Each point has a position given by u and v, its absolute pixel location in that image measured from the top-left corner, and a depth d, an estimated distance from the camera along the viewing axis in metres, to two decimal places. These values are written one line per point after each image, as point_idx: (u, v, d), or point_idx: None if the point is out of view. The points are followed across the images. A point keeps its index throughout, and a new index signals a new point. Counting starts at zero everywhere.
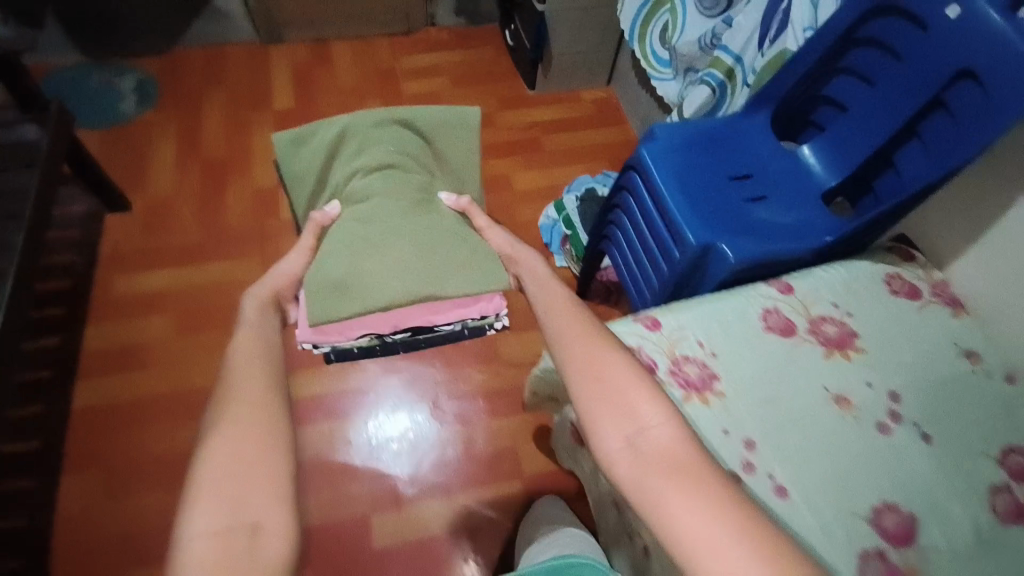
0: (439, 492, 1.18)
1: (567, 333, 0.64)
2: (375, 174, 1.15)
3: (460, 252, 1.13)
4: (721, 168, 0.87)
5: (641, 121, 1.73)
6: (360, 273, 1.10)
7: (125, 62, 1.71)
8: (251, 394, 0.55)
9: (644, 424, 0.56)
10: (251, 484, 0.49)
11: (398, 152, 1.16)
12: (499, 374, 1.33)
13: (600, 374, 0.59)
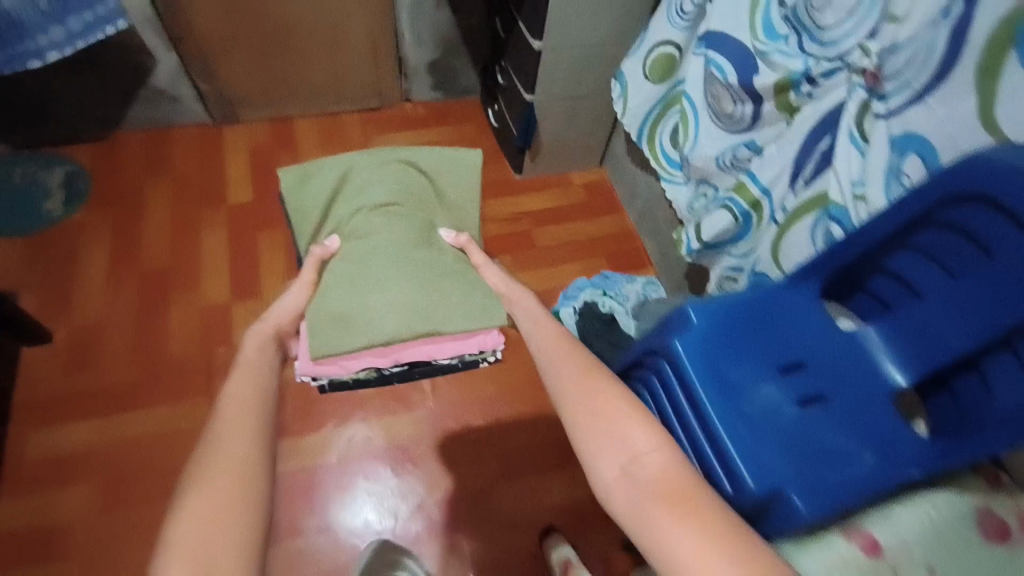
0: None
1: (553, 357, 0.67)
2: (377, 213, 1.06)
3: (460, 290, 1.07)
4: (768, 360, 0.73)
5: (639, 213, 1.56)
6: (359, 304, 1.02)
7: (53, 151, 1.49)
8: (235, 447, 0.56)
9: (629, 452, 0.57)
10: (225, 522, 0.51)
11: (403, 191, 1.07)
12: (493, 538, 1.12)
13: (579, 398, 0.62)
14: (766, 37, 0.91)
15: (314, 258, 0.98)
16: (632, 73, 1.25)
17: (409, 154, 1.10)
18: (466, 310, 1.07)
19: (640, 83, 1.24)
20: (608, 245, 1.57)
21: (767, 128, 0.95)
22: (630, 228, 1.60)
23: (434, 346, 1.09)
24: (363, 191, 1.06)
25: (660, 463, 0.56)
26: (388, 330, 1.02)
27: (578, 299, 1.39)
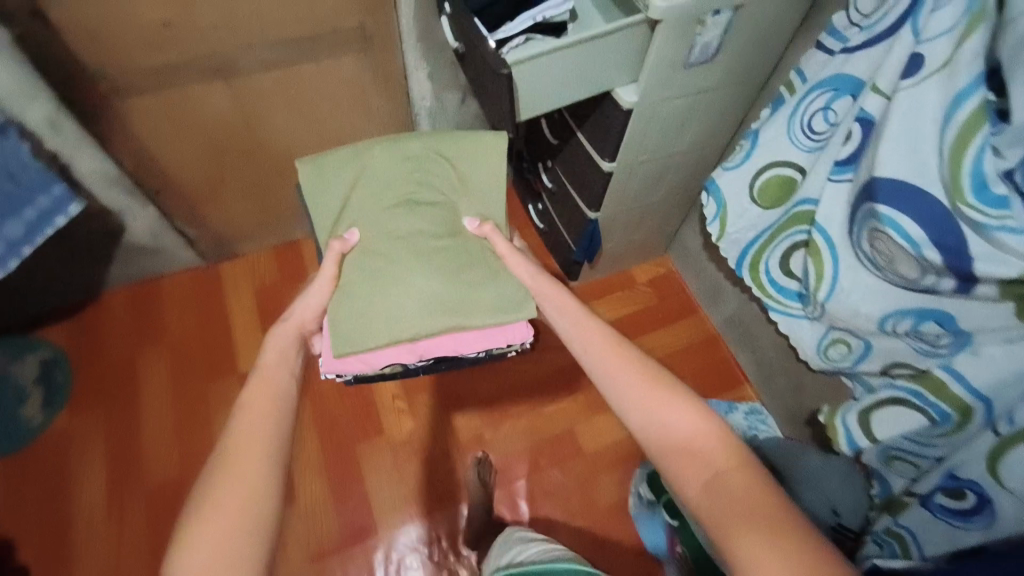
0: None
1: (600, 353, 0.68)
2: (399, 211, 0.87)
3: (492, 287, 0.86)
4: None
5: (723, 318, 1.32)
6: (372, 220, 0.86)
7: (23, 334, 1.24)
8: (254, 428, 0.57)
9: (707, 463, 0.57)
10: (241, 524, 0.51)
11: (423, 177, 0.89)
12: None
13: (641, 403, 0.63)
14: (975, 199, 0.64)
15: (331, 254, 0.83)
16: (729, 189, 0.99)
17: (430, 140, 0.90)
18: (500, 308, 0.85)
19: (742, 202, 0.98)
20: (691, 358, 1.34)
21: (979, 306, 0.71)
22: (714, 333, 1.36)
23: (467, 341, 0.85)
24: (375, 187, 0.88)
25: (741, 479, 0.55)
26: (415, 328, 0.83)
27: None
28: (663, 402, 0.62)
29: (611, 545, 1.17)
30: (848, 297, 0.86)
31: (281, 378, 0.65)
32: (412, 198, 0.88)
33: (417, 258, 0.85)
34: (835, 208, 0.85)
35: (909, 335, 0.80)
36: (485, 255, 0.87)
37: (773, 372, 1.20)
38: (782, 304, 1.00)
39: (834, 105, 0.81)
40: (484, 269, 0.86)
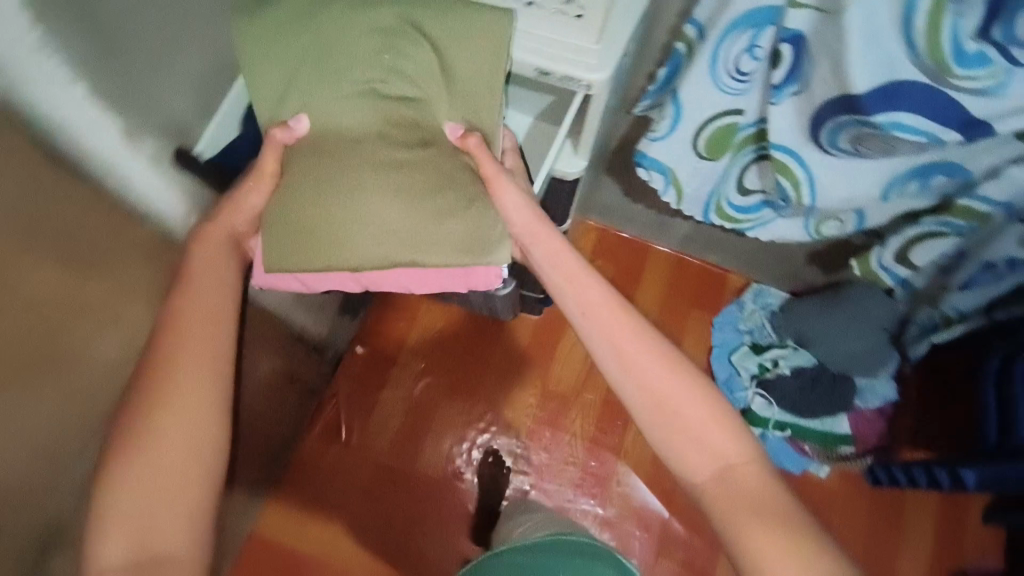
0: None
1: (598, 331, 0.59)
2: (354, 104, 0.58)
3: (462, 216, 0.59)
4: None
5: (676, 237, 1.27)
6: (327, 109, 0.59)
7: None
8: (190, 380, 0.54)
9: (718, 451, 0.55)
10: (169, 472, 0.52)
11: (382, 68, 0.58)
12: None
13: (662, 395, 0.56)
14: (962, 67, 0.61)
15: (272, 144, 0.59)
16: (669, 156, 0.90)
17: (403, 1, 0.57)
18: (460, 241, 0.60)
19: (686, 160, 0.90)
20: (682, 291, 1.30)
21: (981, 149, 0.71)
22: (675, 254, 1.32)
23: (423, 283, 0.62)
24: (331, 72, 0.58)
25: (751, 474, 0.54)
26: (356, 254, 0.59)
27: (747, 380, 1.18)
28: (693, 398, 0.56)
29: None
30: (835, 188, 0.85)
31: (223, 343, 0.56)
32: (371, 91, 0.58)
33: (354, 187, 0.58)
34: (788, 127, 0.78)
35: (904, 192, 0.82)
36: (454, 169, 0.59)
37: (755, 258, 1.20)
38: (758, 220, 0.99)
39: (755, 40, 0.72)
40: (467, 190, 0.60)
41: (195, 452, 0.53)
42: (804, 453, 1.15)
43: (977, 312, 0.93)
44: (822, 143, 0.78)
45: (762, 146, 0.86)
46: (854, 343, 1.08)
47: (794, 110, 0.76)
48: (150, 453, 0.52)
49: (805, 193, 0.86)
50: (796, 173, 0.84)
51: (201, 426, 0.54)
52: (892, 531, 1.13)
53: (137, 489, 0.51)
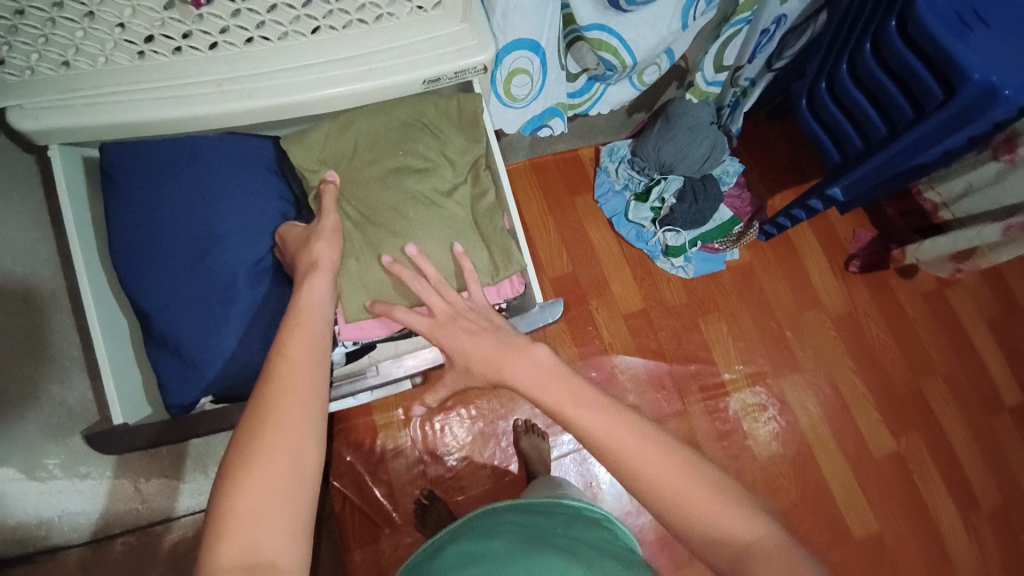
0: (956, 393, 1.34)
1: (552, 389, 0.53)
2: (391, 176, 0.70)
3: (490, 245, 0.71)
4: (965, 28, 0.80)
5: (526, 147, 1.28)
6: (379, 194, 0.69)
7: None
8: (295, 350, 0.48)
9: (661, 481, 0.47)
10: (278, 503, 0.41)
11: (404, 140, 0.70)
12: (863, 321, 1.35)
13: (630, 457, 0.48)
14: None
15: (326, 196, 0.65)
16: (551, 98, 0.90)
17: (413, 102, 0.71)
18: (497, 267, 0.71)
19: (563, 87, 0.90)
20: (557, 188, 1.34)
21: None
22: (530, 160, 1.34)
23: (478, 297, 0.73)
24: (366, 148, 0.70)
25: (703, 486, 0.47)
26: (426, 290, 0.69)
27: (651, 226, 1.28)
28: (664, 461, 0.48)
29: (710, 305, 1.31)
30: (644, 39, 0.85)
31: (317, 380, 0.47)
32: (397, 168, 0.70)
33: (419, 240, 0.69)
34: (588, 5, 0.78)
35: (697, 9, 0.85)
36: (482, 208, 0.73)
37: (597, 126, 1.26)
38: (593, 96, 0.98)
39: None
40: (497, 213, 0.73)
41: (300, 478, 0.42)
42: (719, 250, 1.31)
43: (761, 71, 1.09)
44: (622, 6, 0.77)
45: (573, 31, 0.83)
46: (700, 148, 1.16)
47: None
48: (256, 479, 0.41)
49: (625, 57, 0.86)
50: (612, 43, 0.83)
51: (291, 461, 0.42)
52: (799, 263, 1.35)
53: (242, 528, 0.40)
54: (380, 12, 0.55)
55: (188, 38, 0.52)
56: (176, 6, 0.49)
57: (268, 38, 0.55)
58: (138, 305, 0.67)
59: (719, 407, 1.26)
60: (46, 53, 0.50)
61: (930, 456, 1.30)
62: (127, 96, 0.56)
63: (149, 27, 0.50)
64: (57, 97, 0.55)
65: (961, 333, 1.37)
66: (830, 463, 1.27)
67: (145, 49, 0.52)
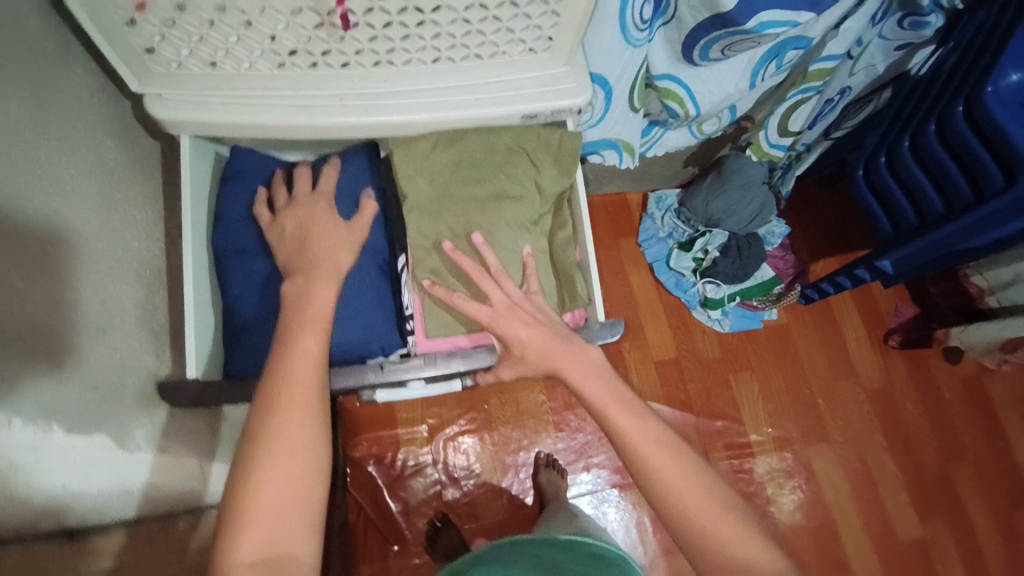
0: (991, 486, 1.28)
1: (602, 390, 0.57)
2: (483, 199, 0.72)
3: (559, 274, 0.76)
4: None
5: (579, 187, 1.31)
6: (466, 215, 0.72)
7: None
8: (303, 350, 0.54)
9: (694, 514, 0.50)
10: (286, 506, 0.47)
11: (503, 165, 0.71)
12: (900, 397, 1.32)
13: (662, 475, 0.51)
14: None
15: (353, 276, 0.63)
16: (611, 130, 0.93)
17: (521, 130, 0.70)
18: (563, 296, 0.75)
19: (628, 124, 0.92)
20: (604, 229, 1.36)
21: (825, 17, 0.77)
22: None
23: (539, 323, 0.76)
24: (465, 166, 0.71)
25: (732, 526, 0.49)
26: None
27: (691, 276, 1.28)
28: (701, 495, 0.50)
29: (744, 362, 1.30)
30: (712, 94, 0.87)
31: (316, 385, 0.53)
32: (493, 193, 0.73)
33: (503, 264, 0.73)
34: (663, 55, 0.81)
35: (769, 72, 0.87)
36: (559, 239, 0.76)
37: (650, 173, 1.28)
38: (651, 141, 1.00)
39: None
40: (573, 243, 0.76)
41: (298, 537, 0.47)
42: (757, 308, 1.31)
43: (818, 139, 1.12)
44: (694, 59, 0.79)
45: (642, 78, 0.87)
46: (750, 206, 1.17)
47: (664, 40, 0.78)
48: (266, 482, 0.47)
49: (689, 108, 0.88)
50: (680, 94, 0.86)
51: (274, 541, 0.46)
52: (838, 331, 1.34)
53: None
54: (497, 50, 0.58)
55: (325, 56, 0.56)
56: (324, 26, 0.52)
57: (393, 62, 0.57)
58: (233, 288, 0.72)
59: (743, 467, 1.24)
60: (197, 50, 0.54)
61: (956, 549, 1.24)
62: (257, 99, 0.61)
63: (296, 41, 0.53)
64: (197, 93, 0.60)
65: (997, 422, 1.32)
66: (854, 542, 1.22)
67: (286, 62, 0.56)
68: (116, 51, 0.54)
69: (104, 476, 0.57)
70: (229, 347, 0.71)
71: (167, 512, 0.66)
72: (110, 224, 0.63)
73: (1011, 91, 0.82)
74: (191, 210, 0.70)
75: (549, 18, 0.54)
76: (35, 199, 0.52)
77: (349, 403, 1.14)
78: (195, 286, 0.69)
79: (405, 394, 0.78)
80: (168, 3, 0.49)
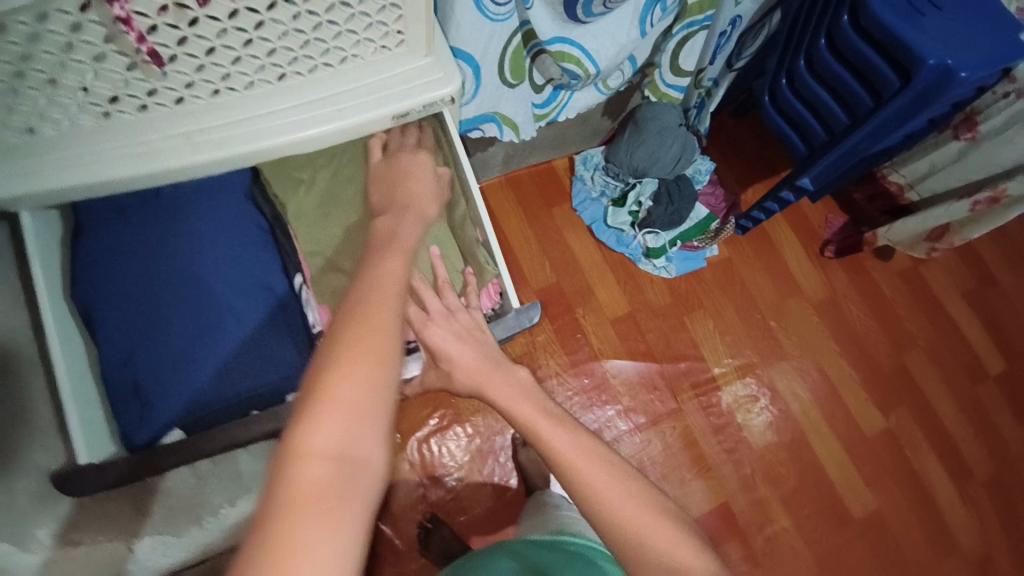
0: (938, 368, 1.37)
1: (529, 407, 0.56)
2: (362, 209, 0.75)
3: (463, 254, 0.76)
4: (912, 11, 0.84)
5: (503, 163, 1.28)
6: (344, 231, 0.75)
7: None
8: (386, 270, 0.51)
9: (632, 525, 0.48)
10: (367, 406, 0.41)
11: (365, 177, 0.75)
12: (846, 305, 1.38)
13: (592, 484, 0.50)
14: None
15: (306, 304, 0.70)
16: (486, 105, 0.89)
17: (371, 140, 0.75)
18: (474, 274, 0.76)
19: (505, 99, 0.89)
20: (533, 202, 1.35)
21: None
22: (504, 173, 1.35)
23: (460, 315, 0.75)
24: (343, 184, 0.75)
25: (666, 534, 0.48)
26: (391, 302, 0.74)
27: (630, 230, 1.30)
28: (629, 498, 0.49)
29: (697, 302, 1.33)
30: (606, 49, 0.85)
31: (398, 303, 0.49)
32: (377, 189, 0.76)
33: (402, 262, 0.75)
34: (547, 19, 0.79)
35: (654, 16, 0.86)
36: (457, 217, 0.77)
37: (570, 135, 1.27)
38: (560, 104, 0.98)
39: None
40: (471, 221, 0.76)
41: (370, 448, 0.41)
42: (698, 248, 1.33)
43: (723, 71, 1.13)
44: (580, 17, 0.78)
45: (533, 47, 0.84)
46: (671, 151, 1.17)
47: (545, 4, 0.76)
48: (344, 375, 0.42)
49: (589, 66, 0.86)
50: (574, 54, 0.84)
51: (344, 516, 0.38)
52: (776, 254, 1.38)
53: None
54: (346, 54, 0.57)
55: (154, 97, 0.54)
56: (139, 67, 0.51)
57: (234, 88, 0.57)
58: (113, 356, 0.68)
59: (711, 402, 1.28)
60: (11, 117, 0.52)
61: (920, 431, 1.33)
62: (92, 157, 0.58)
63: (113, 89, 0.52)
64: (29, 160, 0.56)
65: (941, 311, 1.40)
66: (824, 446, 1.29)
67: (110, 110, 0.54)
68: None
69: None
70: (123, 418, 0.68)
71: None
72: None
73: None
74: (45, 297, 0.68)
75: (391, 11, 0.54)
76: None
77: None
78: (70, 373, 0.67)
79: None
80: None
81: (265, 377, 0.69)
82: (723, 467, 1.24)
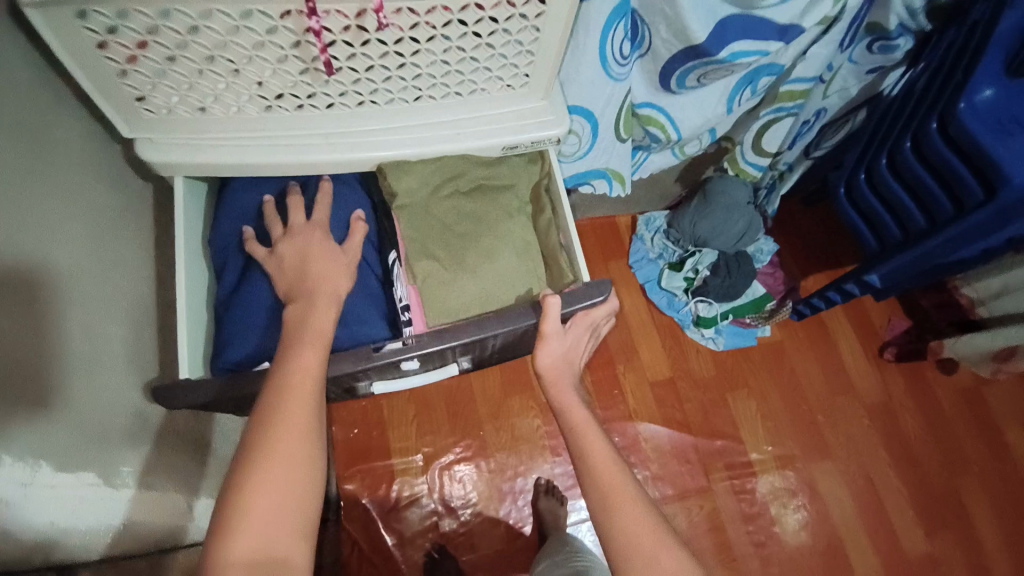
0: (996, 499, 1.27)
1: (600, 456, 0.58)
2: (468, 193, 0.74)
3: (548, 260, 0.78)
4: (1001, 131, 0.82)
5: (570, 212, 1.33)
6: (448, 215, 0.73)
7: None
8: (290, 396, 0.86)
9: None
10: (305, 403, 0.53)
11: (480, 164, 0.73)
12: (901, 411, 1.31)
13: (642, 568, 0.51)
14: None
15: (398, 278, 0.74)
16: (598, 161, 0.92)
17: None
18: (552, 278, 0.78)
19: (615, 154, 0.92)
20: (592, 254, 1.37)
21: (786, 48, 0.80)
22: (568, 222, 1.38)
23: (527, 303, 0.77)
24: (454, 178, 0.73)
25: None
26: (478, 286, 0.73)
27: (683, 296, 1.30)
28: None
29: (742, 381, 1.30)
30: (691, 120, 0.89)
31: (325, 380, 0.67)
32: (477, 185, 0.75)
33: (490, 258, 0.74)
34: (642, 85, 0.84)
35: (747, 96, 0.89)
36: (542, 222, 0.79)
37: (637, 198, 1.30)
38: (635, 163, 1.01)
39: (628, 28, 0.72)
40: (556, 227, 0.79)
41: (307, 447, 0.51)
42: (750, 325, 1.32)
43: (798, 157, 1.14)
44: (672, 88, 0.82)
45: None
46: (735, 226, 1.18)
47: (642, 71, 0.81)
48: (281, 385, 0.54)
49: (672, 133, 0.90)
50: (661, 120, 0.88)
51: (309, 462, 0.51)
52: (833, 346, 1.34)
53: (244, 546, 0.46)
54: (476, 87, 0.65)
55: (311, 98, 0.61)
56: (309, 72, 0.58)
57: (376, 102, 0.64)
58: (227, 291, 0.72)
59: (744, 487, 1.23)
60: (186, 97, 0.59)
61: (964, 562, 1.22)
62: (249, 140, 0.66)
63: (282, 86, 0.59)
64: (188, 136, 0.65)
65: (1001, 438, 1.31)
66: (862, 559, 1.20)
67: (273, 104, 0.61)
68: (105, 96, 0.58)
69: (69, 507, 0.53)
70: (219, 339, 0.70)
71: (118, 548, 0.61)
72: (99, 262, 0.63)
73: (986, 107, 0.84)
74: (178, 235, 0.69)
75: (526, 56, 0.61)
76: (48, 264, 0.55)
77: (343, 435, 1.14)
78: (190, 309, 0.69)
79: (395, 380, 0.76)
80: (159, 55, 0.54)
81: (352, 336, 0.70)
82: (747, 558, 1.18)
